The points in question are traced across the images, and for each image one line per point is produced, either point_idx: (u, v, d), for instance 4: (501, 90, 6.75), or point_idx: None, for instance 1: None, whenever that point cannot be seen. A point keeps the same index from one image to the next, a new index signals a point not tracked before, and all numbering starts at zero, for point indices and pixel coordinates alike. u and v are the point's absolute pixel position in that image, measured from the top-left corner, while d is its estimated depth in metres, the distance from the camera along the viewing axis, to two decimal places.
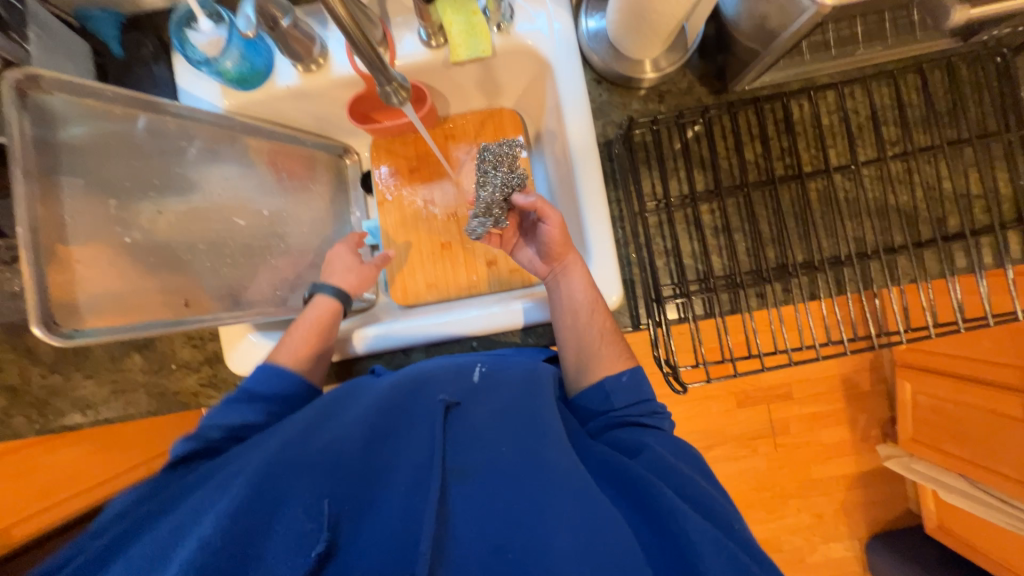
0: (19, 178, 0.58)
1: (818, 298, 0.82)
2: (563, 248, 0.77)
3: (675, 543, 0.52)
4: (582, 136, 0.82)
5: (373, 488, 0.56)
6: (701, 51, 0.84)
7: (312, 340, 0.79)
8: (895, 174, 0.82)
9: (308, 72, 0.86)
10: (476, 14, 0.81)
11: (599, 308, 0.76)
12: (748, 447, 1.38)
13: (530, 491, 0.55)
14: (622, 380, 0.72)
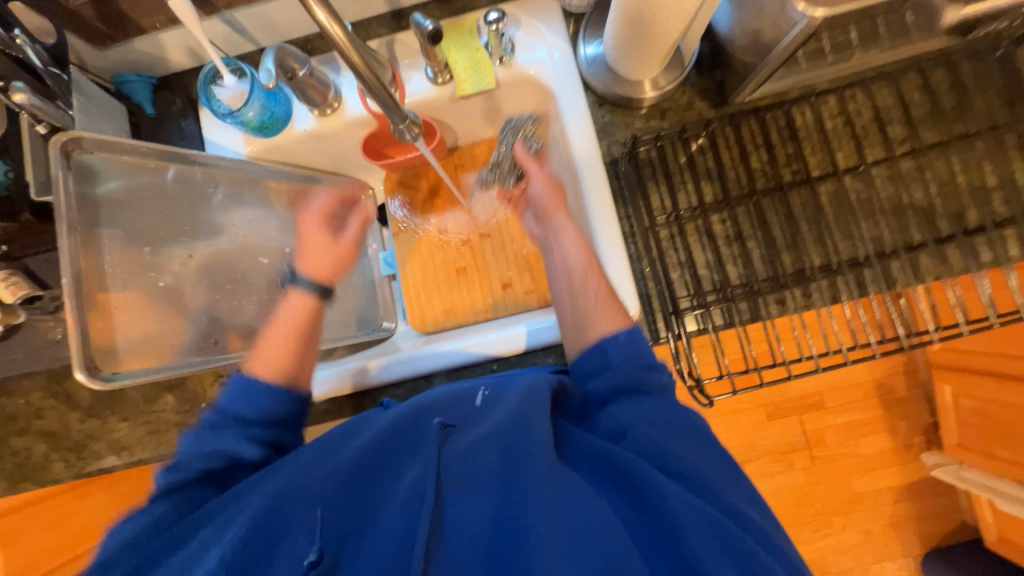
0: (64, 234, 0.61)
1: (841, 301, 0.80)
2: (552, 203, 0.80)
3: (666, 532, 0.46)
4: (583, 150, 0.83)
5: (376, 508, 0.53)
6: (699, 68, 0.86)
7: (290, 342, 0.70)
8: (907, 172, 0.82)
9: (323, 116, 0.91)
10: (478, 50, 0.86)
11: (594, 270, 0.73)
12: (782, 462, 1.33)
13: (515, 488, 0.50)
14: (619, 338, 0.65)
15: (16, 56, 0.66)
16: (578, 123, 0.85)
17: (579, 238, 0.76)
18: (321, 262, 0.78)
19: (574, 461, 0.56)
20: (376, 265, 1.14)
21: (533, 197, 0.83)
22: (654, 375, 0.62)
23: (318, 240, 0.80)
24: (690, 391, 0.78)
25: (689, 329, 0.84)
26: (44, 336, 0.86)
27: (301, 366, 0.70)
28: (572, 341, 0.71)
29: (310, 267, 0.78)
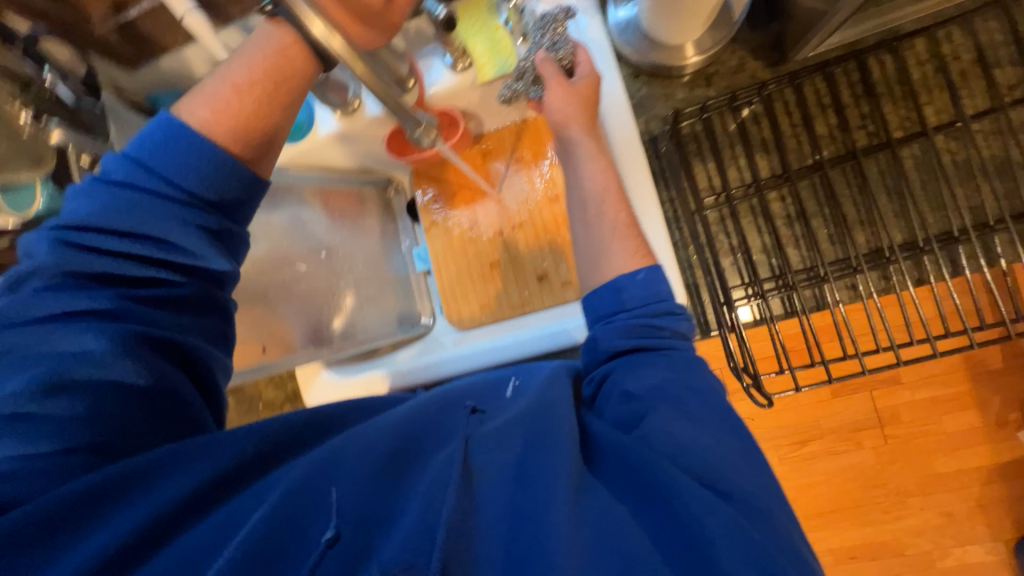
0: None
1: (927, 283, 0.70)
2: (566, 117, 0.67)
3: (687, 533, 0.41)
4: (614, 111, 0.74)
5: (402, 481, 0.45)
6: (750, 21, 0.75)
7: (257, 93, 0.51)
8: (1019, 124, 0.68)
9: (346, 116, 0.89)
10: (498, 30, 0.80)
11: (610, 198, 0.65)
12: (849, 441, 1.20)
13: (545, 479, 0.44)
14: (637, 279, 0.58)
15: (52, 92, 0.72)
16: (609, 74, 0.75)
17: (603, 160, 0.66)
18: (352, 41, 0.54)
19: (607, 472, 0.48)
20: (411, 262, 1.14)
21: (549, 108, 0.68)
22: (666, 322, 0.57)
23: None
24: (745, 389, 0.72)
25: (744, 320, 0.78)
26: None
27: (265, 131, 0.52)
28: (585, 275, 0.65)
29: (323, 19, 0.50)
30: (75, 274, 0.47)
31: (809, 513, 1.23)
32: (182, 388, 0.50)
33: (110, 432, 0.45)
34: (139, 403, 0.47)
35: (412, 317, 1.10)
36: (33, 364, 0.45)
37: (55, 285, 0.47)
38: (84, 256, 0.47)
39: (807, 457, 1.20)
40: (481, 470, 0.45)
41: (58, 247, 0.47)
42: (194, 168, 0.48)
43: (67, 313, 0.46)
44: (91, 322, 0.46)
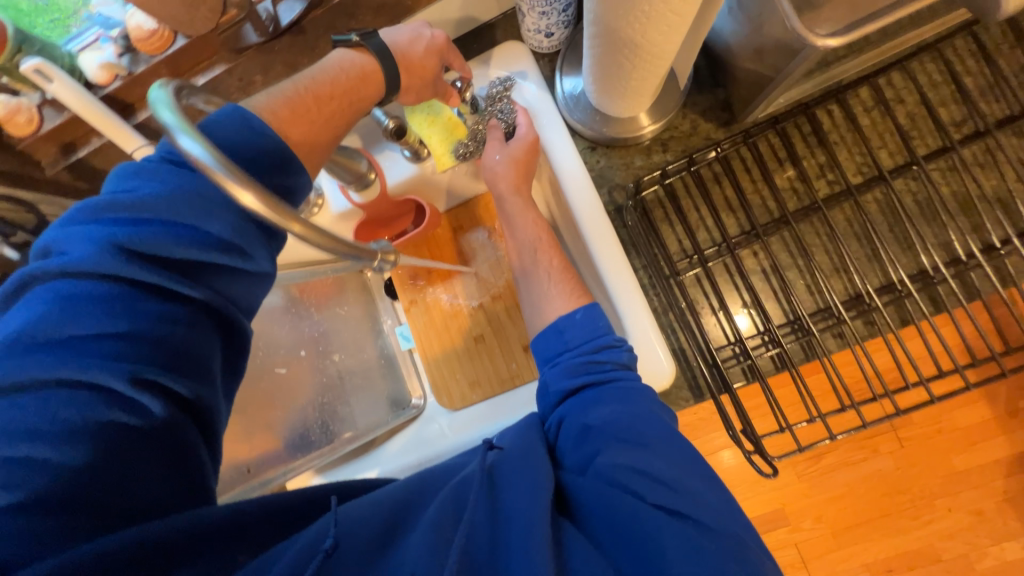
0: None
1: (912, 323, 0.69)
2: (504, 181, 0.74)
3: (641, 548, 0.44)
4: (571, 179, 0.75)
5: (406, 525, 0.45)
6: (697, 84, 0.77)
7: (334, 104, 0.59)
8: (973, 160, 0.69)
9: (310, 215, 0.86)
10: (450, 118, 0.79)
11: (545, 247, 0.74)
12: (865, 449, 1.15)
13: (527, 500, 0.45)
14: (576, 318, 0.67)
15: None
16: (557, 137, 0.77)
17: (533, 215, 0.75)
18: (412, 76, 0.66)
19: (582, 516, 0.49)
20: (394, 340, 1.13)
21: (486, 170, 0.76)
22: (609, 355, 0.64)
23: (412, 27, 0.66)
24: (749, 457, 0.71)
25: (737, 384, 0.75)
26: None
27: (327, 132, 0.59)
28: (533, 323, 0.73)
29: (399, 56, 0.64)
30: (100, 279, 0.44)
31: (837, 529, 1.17)
32: (189, 433, 0.45)
33: (100, 488, 0.40)
34: (141, 454, 0.42)
35: (403, 400, 1.09)
36: (43, 392, 0.41)
37: (77, 293, 0.43)
38: (118, 260, 0.44)
39: (823, 473, 1.16)
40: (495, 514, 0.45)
41: (90, 247, 0.44)
42: (260, 161, 0.50)
43: (77, 335, 0.42)
44: (97, 345, 0.42)
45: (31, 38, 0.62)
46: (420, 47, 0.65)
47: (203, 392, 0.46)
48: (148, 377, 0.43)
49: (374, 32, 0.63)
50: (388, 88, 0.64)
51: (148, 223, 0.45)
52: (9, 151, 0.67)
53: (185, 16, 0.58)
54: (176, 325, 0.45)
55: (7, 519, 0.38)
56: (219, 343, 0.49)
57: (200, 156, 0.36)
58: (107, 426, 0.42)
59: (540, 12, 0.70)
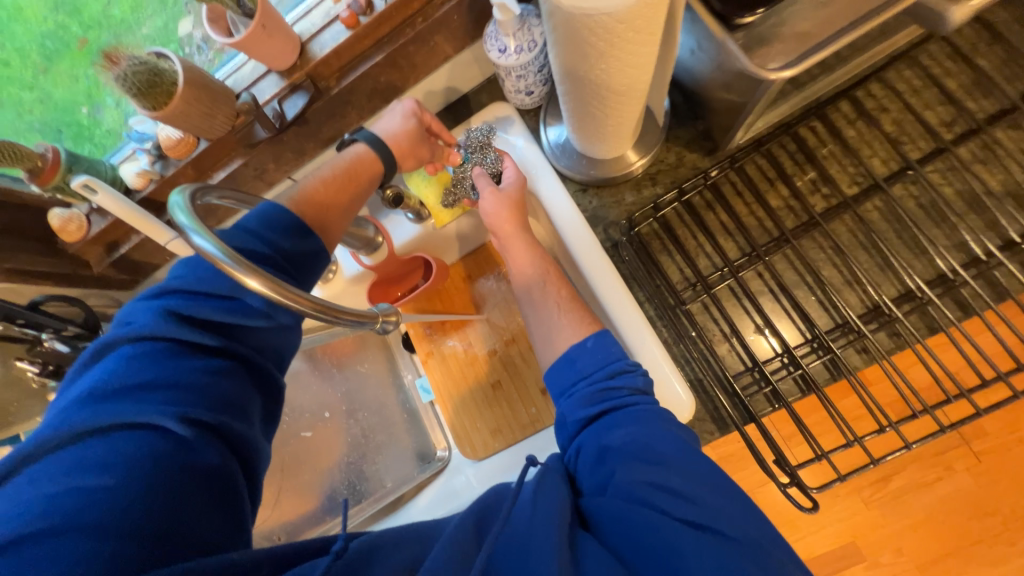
0: None
1: (940, 331, 0.66)
2: (499, 222, 0.76)
3: (654, 555, 0.46)
4: (564, 220, 0.77)
5: (427, 548, 0.48)
6: (677, 119, 0.80)
7: (339, 183, 0.66)
8: (971, 157, 0.68)
9: (326, 282, 0.90)
10: (443, 172, 0.87)
11: (551, 279, 0.74)
12: (938, 466, 1.04)
13: (543, 525, 0.47)
14: (587, 346, 0.65)
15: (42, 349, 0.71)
16: (546, 182, 0.81)
17: (539, 253, 0.77)
18: (402, 142, 0.72)
19: (599, 528, 0.50)
20: (416, 393, 1.15)
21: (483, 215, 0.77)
22: (624, 380, 0.62)
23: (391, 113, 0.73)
24: (785, 491, 0.66)
25: (762, 410, 0.72)
26: None
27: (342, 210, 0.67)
28: (544, 355, 0.72)
29: (389, 139, 0.71)
30: (155, 340, 0.50)
31: (921, 562, 1.06)
32: (235, 472, 0.49)
33: (158, 519, 0.43)
34: (191, 487, 0.45)
35: (428, 452, 1.10)
36: (108, 435, 0.45)
37: (146, 352, 0.49)
38: (177, 326, 0.51)
39: (891, 500, 1.05)
40: (516, 541, 0.47)
41: (149, 316, 0.51)
42: (287, 242, 0.58)
43: (140, 385, 0.47)
44: (151, 395, 0.47)
45: (79, 159, 0.69)
46: (398, 117, 0.72)
47: (241, 429, 0.50)
48: (195, 416, 0.47)
49: (362, 127, 0.72)
50: (386, 167, 0.71)
51: (195, 296, 0.52)
52: (62, 256, 0.76)
53: (203, 124, 0.66)
54: (219, 376, 0.51)
55: (78, 539, 0.40)
56: (256, 392, 0.54)
57: (215, 254, 0.41)
58: (164, 459, 0.45)
59: (517, 76, 0.75)
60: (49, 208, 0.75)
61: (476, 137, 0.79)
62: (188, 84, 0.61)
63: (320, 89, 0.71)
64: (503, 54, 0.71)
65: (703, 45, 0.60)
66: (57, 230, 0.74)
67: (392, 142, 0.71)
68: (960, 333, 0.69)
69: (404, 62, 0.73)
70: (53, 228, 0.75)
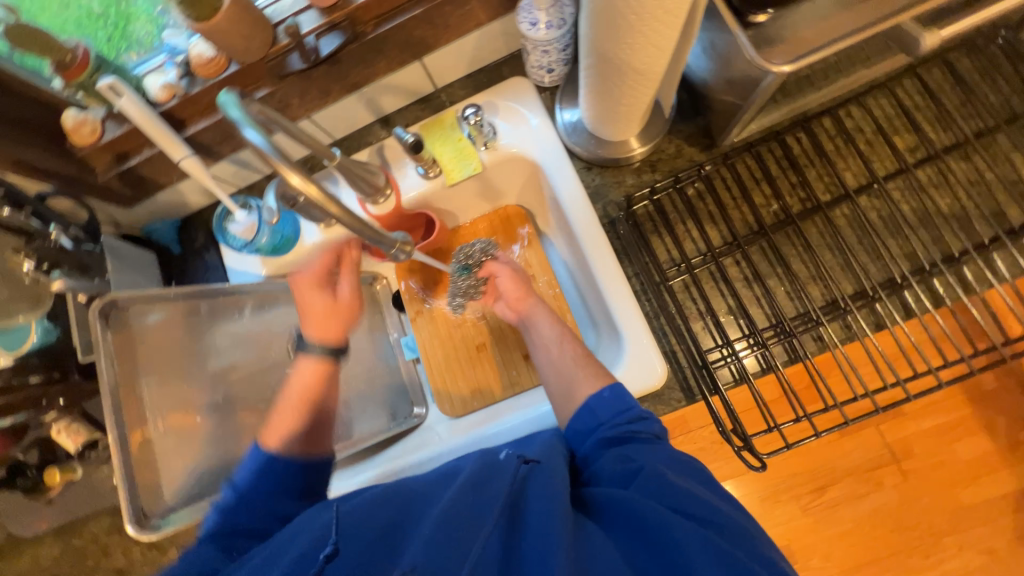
0: (104, 366, 0.66)
1: (885, 327, 0.75)
2: (519, 300, 0.89)
3: (660, 552, 0.49)
4: (575, 207, 0.83)
5: (417, 517, 0.52)
6: (681, 115, 0.86)
7: (298, 401, 0.70)
8: (928, 180, 0.78)
9: (329, 227, 0.96)
10: (461, 140, 0.89)
11: (568, 338, 0.80)
12: (870, 481, 1.14)
13: (546, 504, 0.52)
14: (603, 396, 0.68)
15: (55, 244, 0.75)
16: (567, 183, 0.85)
17: (554, 320, 0.83)
18: (329, 324, 0.74)
19: (602, 519, 0.54)
20: (399, 351, 1.15)
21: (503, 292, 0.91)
22: (644, 424, 0.65)
23: (309, 299, 0.77)
24: (738, 453, 0.73)
25: (725, 381, 0.80)
26: (103, 480, 0.97)
27: (314, 419, 0.69)
28: (562, 410, 0.74)
29: (310, 319, 0.75)
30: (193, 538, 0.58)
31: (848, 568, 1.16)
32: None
33: None
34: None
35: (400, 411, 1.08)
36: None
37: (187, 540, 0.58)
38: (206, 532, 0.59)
39: (828, 507, 1.15)
40: (518, 519, 0.52)
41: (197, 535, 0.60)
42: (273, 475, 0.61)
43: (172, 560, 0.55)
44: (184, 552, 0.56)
45: (107, 62, 0.72)
46: (310, 300, 0.76)
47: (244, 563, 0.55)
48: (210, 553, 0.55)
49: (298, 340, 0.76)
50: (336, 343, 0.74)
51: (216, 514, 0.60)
52: (70, 159, 0.76)
53: (240, 45, 0.68)
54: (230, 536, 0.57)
55: None
56: None
57: (259, 143, 0.45)
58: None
59: (543, 51, 0.80)
60: (63, 108, 0.75)
61: (474, 250, 1.02)
62: (234, 2, 0.64)
63: (356, 32, 0.74)
64: (533, 27, 0.76)
65: (715, 43, 0.67)
66: (69, 131, 0.74)
67: (319, 335, 0.74)
68: (902, 332, 0.78)
69: (439, 21, 0.78)
70: (65, 129, 0.75)
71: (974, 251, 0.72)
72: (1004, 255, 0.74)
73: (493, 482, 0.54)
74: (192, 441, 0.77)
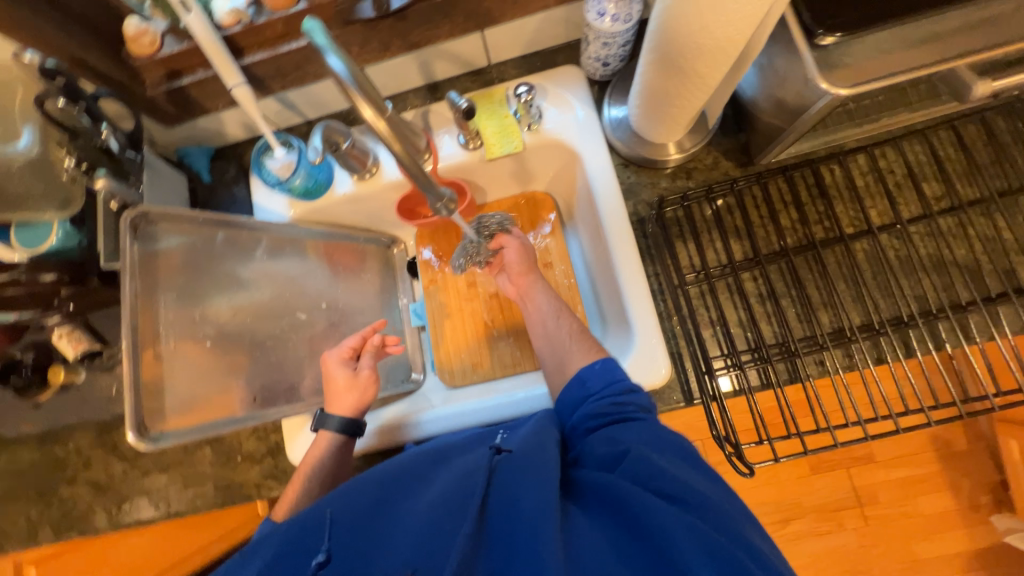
0: (127, 282, 0.69)
1: (885, 362, 0.77)
2: (523, 269, 0.89)
3: (646, 535, 0.47)
4: (605, 198, 0.85)
5: (407, 504, 0.53)
6: (723, 129, 0.89)
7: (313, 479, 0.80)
8: (947, 229, 0.81)
9: (362, 180, 0.96)
10: (507, 117, 0.91)
11: (565, 312, 0.83)
12: (833, 521, 1.18)
13: (536, 489, 0.50)
14: (595, 367, 0.70)
15: (102, 146, 0.75)
16: (603, 178, 0.87)
17: (557, 299, 0.85)
18: (344, 399, 0.86)
19: (589, 503, 0.54)
20: (406, 317, 1.14)
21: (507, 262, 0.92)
22: (633, 399, 0.66)
23: (333, 373, 0.88)
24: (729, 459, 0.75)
25: (725, 389, 0.82)
26: (98, 390, 0.96)
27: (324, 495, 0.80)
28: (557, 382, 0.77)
29: (331, 396, 0.86)
30: None
31: None
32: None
33: None
34: None
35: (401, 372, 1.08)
36: None
37: None
38: None
39: (791, 539, 1.17)
40: (500, 500, 0.50)
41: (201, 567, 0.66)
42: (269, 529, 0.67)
43: None
44: None
45: None
46: (332, 374, 0.88)
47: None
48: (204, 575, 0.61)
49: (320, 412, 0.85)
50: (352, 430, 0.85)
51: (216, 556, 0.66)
52: (124, 66, 0.76)
53: None
54: None
55: None
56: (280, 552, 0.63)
57: (339, 70, 0.47)
58: None
59: (603, 43, 0.82)
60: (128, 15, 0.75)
61: (491, 221, 0.97)
62: None
63: None
64: (600, 17, 0.78)
65: (773, 61, 0.69)
66: (128, 39, 0.75)
67: (334, 408, 0.85)
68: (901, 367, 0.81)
69: None
70: (124, 36, 0.75)
71: (986, 303, 0.74)
72: (1010, 311, 0.76)
73: (476, 473, 0.53)
74: (201, 367, 0.78)
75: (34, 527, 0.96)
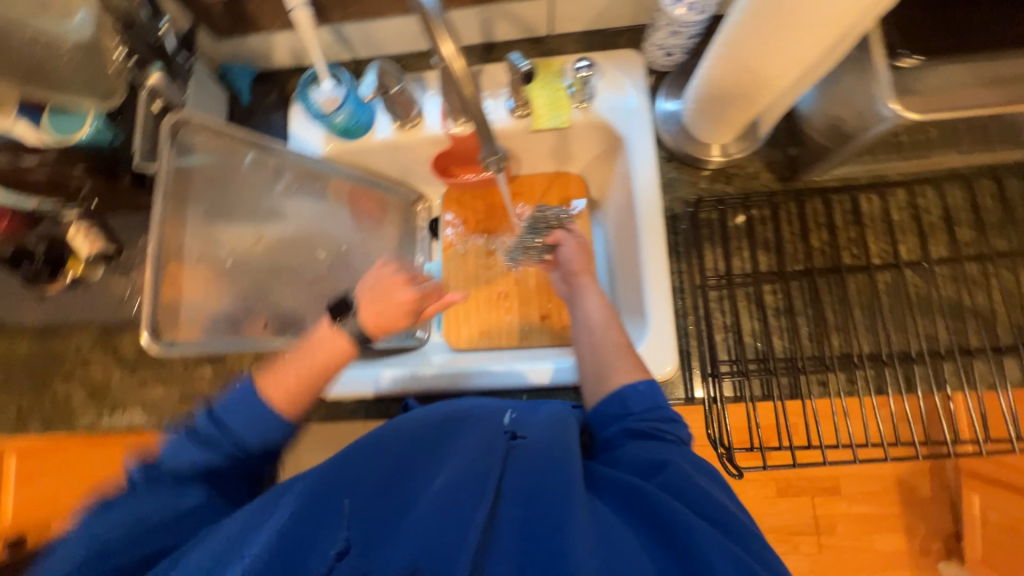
0: (160, 199, 0.70)
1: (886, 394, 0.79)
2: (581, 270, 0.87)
3: (664, 534, 0.50)
4: (645, 197, 0.85)
5: (426, 483, 0.54)
6: (771, 141, 0.89)
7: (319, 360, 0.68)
8: (972, 277, 0.82)
9: (403, 129, 0.95)
10: (560, 90, 0.90)
11: (615, 323, 0.79)
12: (786, 543, 1.21)
13: (556, 480, 0.52)
14: (639, 389, 0.67)
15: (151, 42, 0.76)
16: (645, 172, 0.86)
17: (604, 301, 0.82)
18: (389, 312, 0.72)
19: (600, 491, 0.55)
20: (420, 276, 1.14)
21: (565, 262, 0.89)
22: (672, 427, 0.63)
23: (384, 277, 0.77)
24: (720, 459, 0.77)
25: (726, 393, 0.83)
26: (109, 291, 0.96)
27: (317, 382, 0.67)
28: (593, 389, 0.73)
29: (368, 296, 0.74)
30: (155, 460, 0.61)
31: None
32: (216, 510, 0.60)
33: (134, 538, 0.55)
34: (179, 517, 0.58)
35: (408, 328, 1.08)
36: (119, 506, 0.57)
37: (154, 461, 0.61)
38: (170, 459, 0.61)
39: None
40: (519, 488, 0.52)
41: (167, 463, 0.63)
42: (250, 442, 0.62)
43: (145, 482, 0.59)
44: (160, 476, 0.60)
45: None
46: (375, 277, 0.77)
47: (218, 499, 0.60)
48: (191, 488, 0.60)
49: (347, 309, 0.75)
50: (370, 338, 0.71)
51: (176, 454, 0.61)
52: None
53: None
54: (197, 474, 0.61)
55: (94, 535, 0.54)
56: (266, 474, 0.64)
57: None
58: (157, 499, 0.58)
59: (673, 31, 0.82)
60: None
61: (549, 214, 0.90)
62: None
63: None
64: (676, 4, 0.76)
65: (839, 77, 0.68)
66: None
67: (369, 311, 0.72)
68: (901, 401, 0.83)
69: None
70: None
71: (1000, 361, 0.76)
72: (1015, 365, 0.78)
73: (492, 455, 0.55)
74: (217, 282, 0.79)
75: (23, 414, 0.96)
